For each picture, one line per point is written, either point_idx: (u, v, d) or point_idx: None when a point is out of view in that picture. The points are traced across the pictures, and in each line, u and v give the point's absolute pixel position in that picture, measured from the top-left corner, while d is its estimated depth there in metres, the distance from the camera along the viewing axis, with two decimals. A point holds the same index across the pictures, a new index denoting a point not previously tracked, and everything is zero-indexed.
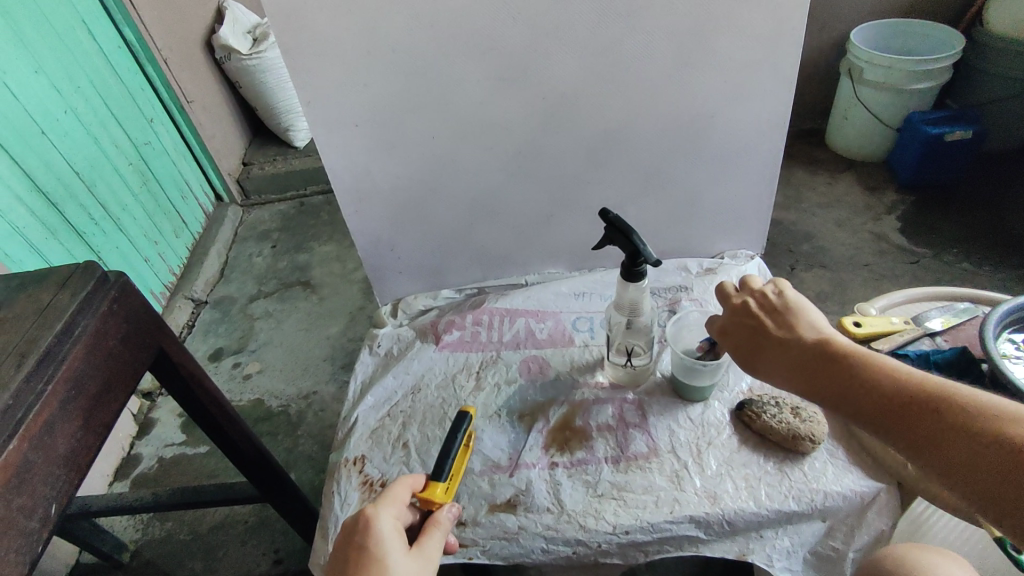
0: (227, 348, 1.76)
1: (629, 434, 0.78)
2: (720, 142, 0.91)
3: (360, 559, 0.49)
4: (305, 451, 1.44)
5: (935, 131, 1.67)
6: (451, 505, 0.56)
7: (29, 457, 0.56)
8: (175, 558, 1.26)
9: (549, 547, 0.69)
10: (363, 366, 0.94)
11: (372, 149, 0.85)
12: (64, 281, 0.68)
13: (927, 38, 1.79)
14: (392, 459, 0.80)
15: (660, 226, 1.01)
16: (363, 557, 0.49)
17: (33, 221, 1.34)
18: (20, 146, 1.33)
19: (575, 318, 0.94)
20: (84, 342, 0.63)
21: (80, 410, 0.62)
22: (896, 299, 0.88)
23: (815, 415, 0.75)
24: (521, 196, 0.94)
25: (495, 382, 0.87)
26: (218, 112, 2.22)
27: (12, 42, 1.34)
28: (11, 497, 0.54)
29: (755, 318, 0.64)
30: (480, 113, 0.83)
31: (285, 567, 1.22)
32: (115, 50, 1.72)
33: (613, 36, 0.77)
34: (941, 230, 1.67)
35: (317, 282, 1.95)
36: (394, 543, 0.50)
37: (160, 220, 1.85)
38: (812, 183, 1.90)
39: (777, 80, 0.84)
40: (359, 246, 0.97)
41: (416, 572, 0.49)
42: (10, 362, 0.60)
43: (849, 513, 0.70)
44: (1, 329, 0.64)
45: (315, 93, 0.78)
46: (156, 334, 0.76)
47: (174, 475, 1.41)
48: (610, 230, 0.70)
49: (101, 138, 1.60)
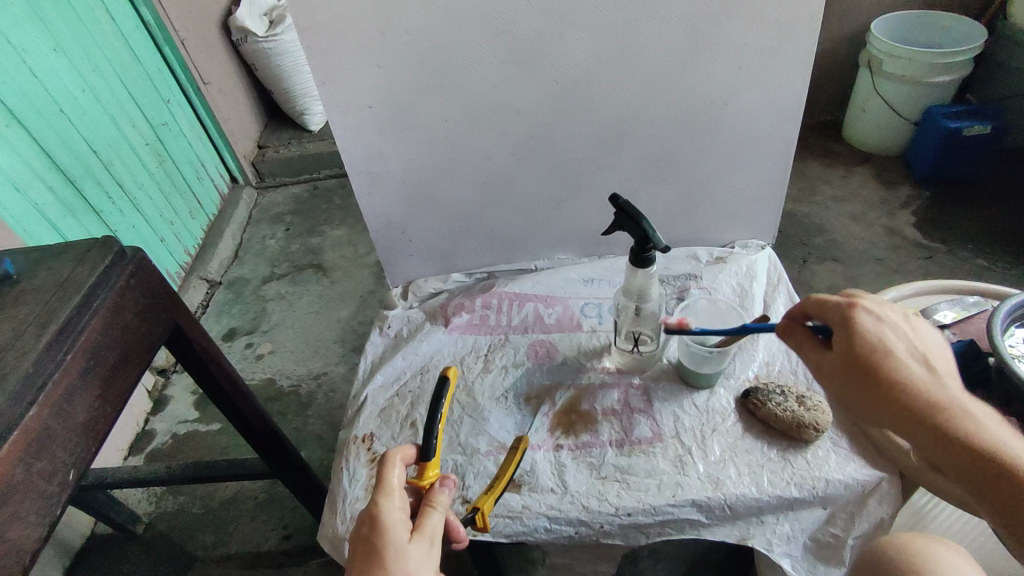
0: (240, 328, 1.79)
1: (634, 418, 0.79)
2: (733, 130, 0.91)
3: (369, 550, 0.49)
4: (315, 431, 1.46)
5: (953, 125, 1.65)
6: (445, 480, 0.55)
7: (49, 423, 0.57)
8: (187, 531, 1.29)
9: (552, 526, 0.70)
10: (373, 346, 0.95)
11: (385, 131, 0.86)
12: (83, 255, 0.69)
13: (949, 30, 1.76)
14: (399, 437, 0.82)
15: (671, 214, 1.01)
16: (372, 548, 0.49)
17: (50, 198, 1.36)
18: (39, 123, 1.35)
19: (583, 304, 0.95)
20: (104, 313, 0.65)
21: (99, 380, 0.63)
22: (905, 292, 0.87)
23: (819, 404, 0.75)
24: (532, 181, 0.94)
25: (502, 365, 0.88)
26: (234, 95, 2.23)
27: (32, 20, 1.36)
28: (31, 461, 0.55)
29: (876, 337, 0.53)
30: (493, 96, 0.83)
31: (294, 542, 1.25)
32: (132, 30, 1.73)
33: (627, 21, 0.77)
34: (957, 225, 1.65)
35: (329, 265, 1.97)
36: (398, 530, 0.50)
37: (176, 200, 1.87)
38: (827, 176, 1.89)
39: (793, 68, 0.84)
40: (372, 228, 0.98)
41: (423, 558, 0.50)
42: (31, 331, 0.61)
43: (850, 500, 0.70)
44: (22, 299, 0.65)
45: (330, 72, 0.79)
46: (171, 309, 0.77)
47: (188, 450, 1.44)
48: (620, 216, 0.71)
49: (118, 117, 1.62)
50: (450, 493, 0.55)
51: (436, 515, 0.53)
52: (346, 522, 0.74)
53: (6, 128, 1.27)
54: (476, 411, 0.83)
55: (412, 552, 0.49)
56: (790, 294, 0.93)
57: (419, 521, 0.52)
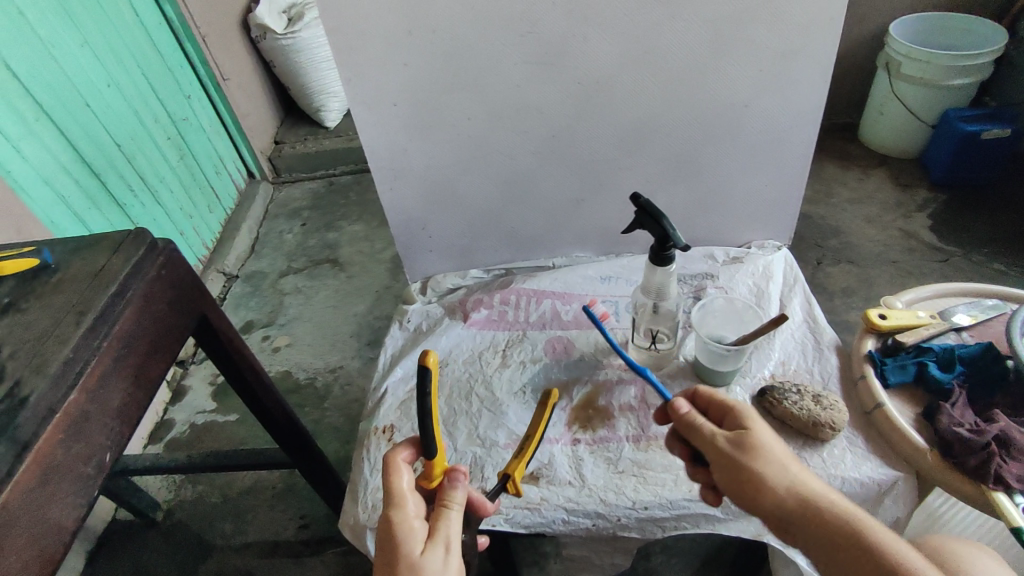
0: (258, 321, 1.81)
1: (650, 415, 0.80)
2: (752, 131, 0.91)
3: (388, 563, 0.51)
4: (331, 423, 1.49)
5: (972, 128, 1.64)
6: (455, 479, 0.55)
7: (87, 408, 0.59)
8: (206, 519, 1.32)
9: (570, 518, 0.72)
10: (393, 340, 0.97)
11: (409, 128, 0.87)
12: (116, 246, 0.71)
13: (968, 33, 1.75)
14: (420, 429, 0.83)
15: (688, 213, 1.02)
16: (390, 561, 0.51)
17: (76, 190, 1.39)
18: (65, 116, 1.38)
19: (600, 302, 0.96)
20: (136, 303, 0.67)
21: (131, 367, 0.65)
22: (923, 293, 0.88)
23: (836, 403, 0.76)
24: (552, 179, 0.95)
25: (520, 360, 0.89)
26: (253, 90, 2.26)
27: (60, 16, 1.38)
28: (70, 444, 0.57)
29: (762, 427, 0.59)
30: (515, 95, 0.85)
31: (311, 532, 1.27)
32: (155, 26, 1.76)
33: (650, 22, 0.78)
34: (974, 229, 1.65)
35: (345, 260, 1.99)
36: (411, 543, 0.51)
37: (195, 194, 1.90)
38: (843, 178, 1.88)
39: (814, 69, 0.84)
40: (393, 224, 1.00)
41: (441, 564, 0.50)
42: (69, 319, 0.63)
43: (865, 498, 0.71)
44: (58, 287, 0.67)
45: (357, 71, 0.81)
46: (198, 300, 0.79)
47: (206, 440, 1.46)
48: (641, 215, 0.72)
49: (141, 112, 1.65)
50: (462, 487, 0.55)
51: (452, 513, 0.53)
52: (367, 511, 0.76)
53: (35, 122, 1.30)
54: (494, 404, 0.84)
55: (429, 560, 0.50)
56: (806, 294, 0.93)
57: (434, 526, 0.53)
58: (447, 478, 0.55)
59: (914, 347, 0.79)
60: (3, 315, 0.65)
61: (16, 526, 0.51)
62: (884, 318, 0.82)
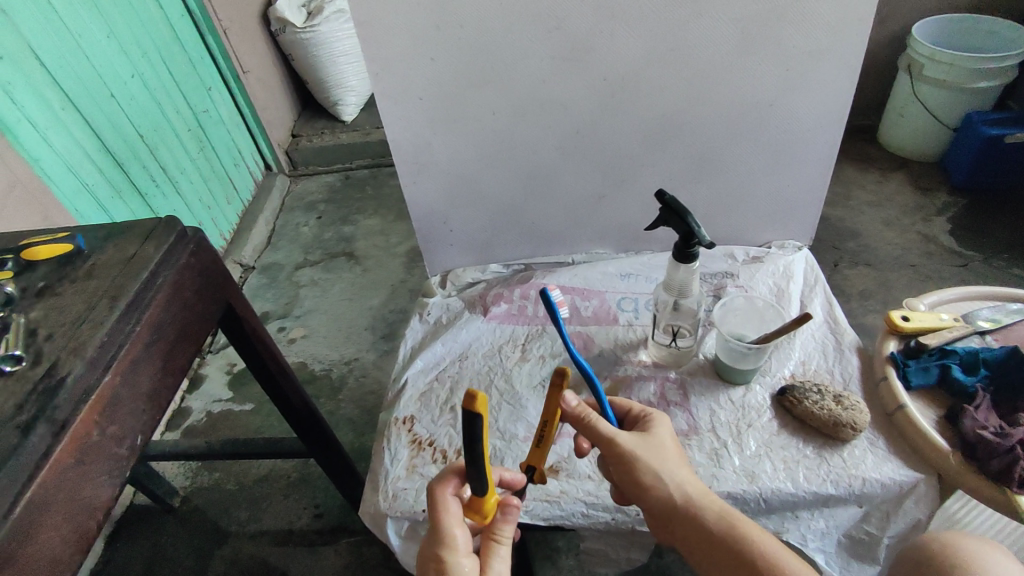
0: (274, 312, 1.83)
1: (670, 411, 0.80)
2: (777, 130, 0.91)
3: None
4: (346, 414, 1.50)
5: (995, 132, 1.62)
6: (505, 516, 0.56)
7: (121, 390, 0.60)
8: (222, 506, 1.33)
9: (589, 511, 0.72)
10: (413, 332, 0.98)
11: (434, 123, 0.88)
12: (147, 234, 0.72)
13: (993, 35, 1.73)
14: (440, 420, 0.84)
15: (709, 212, 1.02)
16: None
17: (100, 179, 1.41)
18: (91, 106, 1.40)
19: (620, 298, 0.96)
20: (168, 290, 0.68)
21: (162, 352, 0.66)
22: (946, 296, 0.87)
23: (857, 403, 0.75)
24: (574, 176, 0.96)
25: (539, 355, 0.90)
26: (271, 83, 2.28)
27: (87, 6, 1.40)
28: (105, 425, 0.58)
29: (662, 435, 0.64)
30: (541, 91, 0.85)
31: (325, 521, 1.29)
32: (179, 19, 1.78)
33: (677, 20, 0.78)
34: (995, 234, 1.63)
35: (361, 254, 2.00)
36: None
37: (214, 185, 1.92)
38: (861, 180, 1.87)
39: (841, 69, 0.84)
40: (415, 218, 1.00)
41: None
42: (103, 304, 0.64)
43: (886, 499, 0.71)
44: (92, 273, 0.69)
45: (385, 65, 0.81)
46: (224, 288, 0.80)
47: (222, 428, 1.48)
48: (665, 212, 0.72)
49: (163, 103, 1.67)
50: (514, 521, 0.56)
51: (502, 548, 0.55)
52: (388, 499, 0.76)
53: (62, 111, 1.31)
54: (514, 398, 0.85)
55: None
56: (827, 295, 0.93)
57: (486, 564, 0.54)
58: (498, 512, 0.56)
59: (938, 349, 0.78)
60: (38, 299, 0.67)
61: (54, 503, 0.52)
62: (907, 320, 0.82)
